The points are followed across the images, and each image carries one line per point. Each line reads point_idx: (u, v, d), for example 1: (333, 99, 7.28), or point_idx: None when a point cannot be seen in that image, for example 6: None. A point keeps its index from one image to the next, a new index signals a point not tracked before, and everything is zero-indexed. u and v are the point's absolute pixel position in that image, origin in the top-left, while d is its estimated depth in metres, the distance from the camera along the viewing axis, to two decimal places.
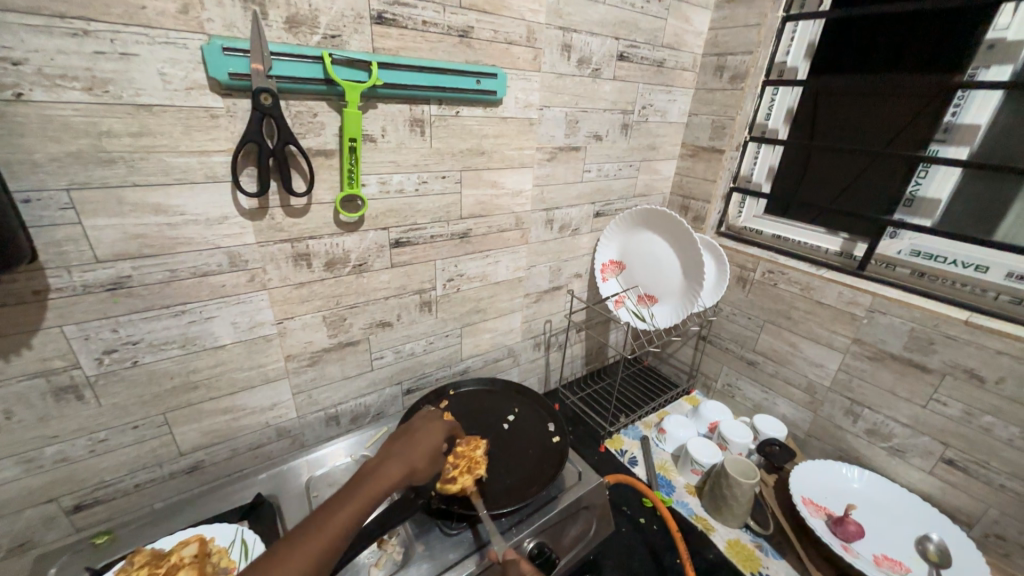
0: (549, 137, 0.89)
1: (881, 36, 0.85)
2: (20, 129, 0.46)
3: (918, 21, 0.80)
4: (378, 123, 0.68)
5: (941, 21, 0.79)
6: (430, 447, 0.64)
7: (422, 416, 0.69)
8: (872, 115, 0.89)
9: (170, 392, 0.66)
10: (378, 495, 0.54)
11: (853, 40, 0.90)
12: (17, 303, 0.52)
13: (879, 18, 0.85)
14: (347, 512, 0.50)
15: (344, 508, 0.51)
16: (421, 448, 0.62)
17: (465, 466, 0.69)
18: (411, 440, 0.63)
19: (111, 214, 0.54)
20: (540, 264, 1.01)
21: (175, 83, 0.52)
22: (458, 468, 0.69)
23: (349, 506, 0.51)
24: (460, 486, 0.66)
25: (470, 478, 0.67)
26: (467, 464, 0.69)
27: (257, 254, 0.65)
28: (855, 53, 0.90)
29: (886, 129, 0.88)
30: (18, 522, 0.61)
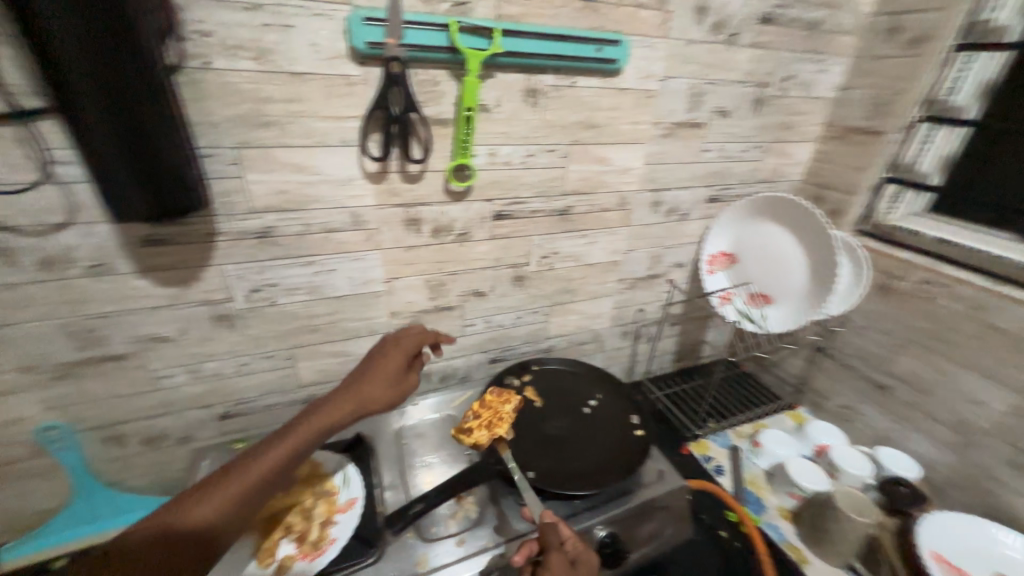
0: (668, 111, 0.81)
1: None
2: (205, 94, 0.54)
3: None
4: (494, 93, 0.68)
5: None
6: (388, 372, 0.65)
7: (388, 338, 0.70)
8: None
9: (297, 331, 0.75)
10: (301, 445, 0.57)
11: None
12: (194, 242, 0.62)
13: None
14: (272, 459, 0.54)
15: (315, 422, 0.58)
16: (380, 386, 0.64)
17: (486, 420, 0.70)
18: (364, 373, 0.65)
19: (265, 170, 0.61)
20: (639, 249, 0.96)
21: (323, 52, 0.57)
22: (478, 421, 0.70)
23: (276, 449, 0.55)
24: (475, 440, 0.68)
25: (486, 434, 0.68)
26: (489, 419, 0.70)
27: (375, 217, 0.70)
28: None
29: None
30: (184, 418, 0.75)
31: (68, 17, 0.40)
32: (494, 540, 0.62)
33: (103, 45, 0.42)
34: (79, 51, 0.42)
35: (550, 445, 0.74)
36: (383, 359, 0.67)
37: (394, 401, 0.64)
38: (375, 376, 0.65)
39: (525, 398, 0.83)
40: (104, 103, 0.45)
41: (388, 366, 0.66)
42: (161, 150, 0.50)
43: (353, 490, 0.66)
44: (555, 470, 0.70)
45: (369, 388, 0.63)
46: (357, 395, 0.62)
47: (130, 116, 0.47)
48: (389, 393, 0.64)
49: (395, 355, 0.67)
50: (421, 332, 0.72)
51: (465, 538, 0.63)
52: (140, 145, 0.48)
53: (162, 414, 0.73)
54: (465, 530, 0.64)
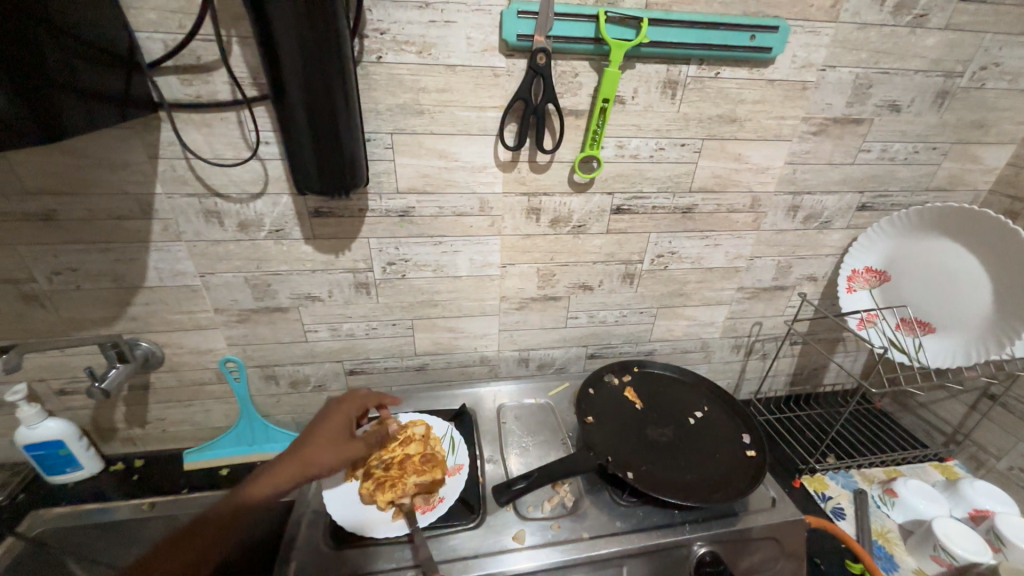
0: (823, 106, 0.73)
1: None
2: (374, 85, 0.62)
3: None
4: (632, 84, 0.66)
5: None
6: (331, 436, 0.62)
7: (336, 402, 0.68)
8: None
9: (419, 304, 0.82)
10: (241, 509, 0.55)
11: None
12: (349, 216, 0.71)
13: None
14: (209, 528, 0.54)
15: (254, 490, 0.56)
16: (320, 449, 0.60)
17: (383, 480, 0.64)
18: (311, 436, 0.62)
19: (413, 155, 0.67)
20: (766, 257, 0.88)
21: (476, 45, 0.61)
22: (383, 470, 0.65)
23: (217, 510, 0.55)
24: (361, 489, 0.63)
25: (368, 490, 0.63)
26: (387, 480, 0.64)
27: (501, 204, 0.74)
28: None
29: None
30: (321, 369, 0.87)
31: (286, 23, 0.48)
32: (588, 533, 0.63)
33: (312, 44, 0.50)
34: (295, 48, 0.50)
35: (650, 449, 0.72)
36: (329, 420, 0.65)
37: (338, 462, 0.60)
38: (318, 437, 0.62)
39: (625, 398, 0.81)
40: (305, 94, 0.54)
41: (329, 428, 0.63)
42: (343, 134, 0.58)
43: (459, 457, 0.71)
44: (655, 476, 0.67)
45: (310, 451, 0.60)
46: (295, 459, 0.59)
47: (318, 104, 0.54)
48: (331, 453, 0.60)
49: (337, 417, 0.65)
50: (368, 395, 0.70)
51: (559, 524, 0.64)
52: (329, 126, 0.56)
53: (305, 362, 0.85)
54: (559, 516, 0.65)
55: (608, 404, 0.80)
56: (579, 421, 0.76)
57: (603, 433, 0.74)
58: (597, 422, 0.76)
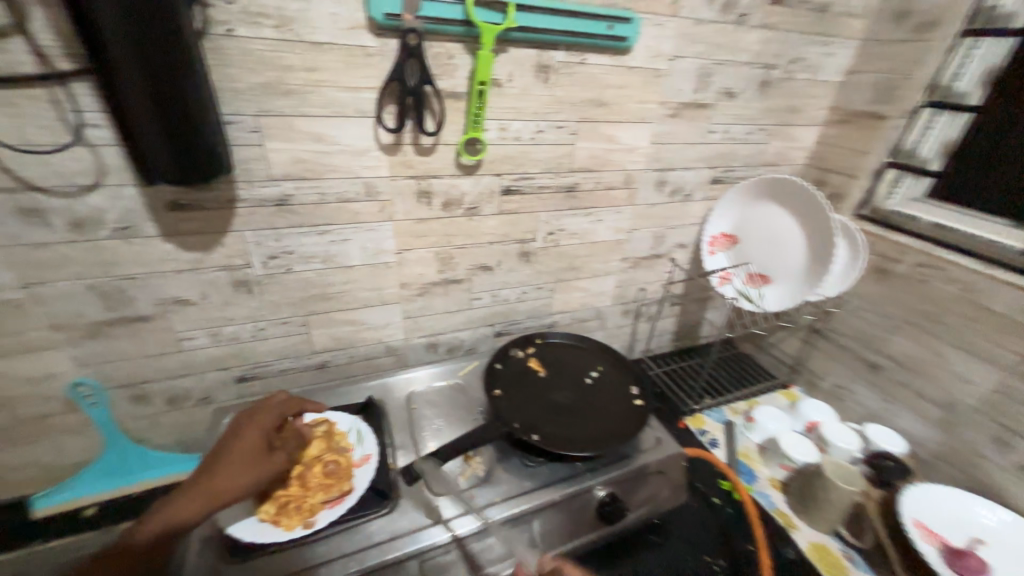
0: (675, 91, 0.83)
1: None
2: (227, 61, 0.56)
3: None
4: (507, 67, 0.69)
5: None
6: (246, 452, 0.60)
7: (252, 412, 0.65)
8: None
9: (311, 299, 0.78)
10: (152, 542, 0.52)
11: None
12: (216, 208, 0.65)
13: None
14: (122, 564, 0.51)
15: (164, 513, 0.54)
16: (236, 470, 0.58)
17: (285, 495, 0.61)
18: (225, 454, 0.59)
19: (285, 139, 0.63)
20: (643, 229, 0.98)
21: (342, 22, 0.58)
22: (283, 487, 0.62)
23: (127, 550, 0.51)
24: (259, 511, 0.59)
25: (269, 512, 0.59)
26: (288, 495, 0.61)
27: (389, 188, 0.72)
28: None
29: None
30: (204, 380, 0.79)
31: None
32: (500, 497, 0.66)
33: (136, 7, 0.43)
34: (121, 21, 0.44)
35: (553, 410, 0.77)
36: (245, 435, 0.62)
37: (258, 482, 0.58)
38: (231, 459, 0.59)
39: (530, 368, 0.86)
40: (140, 69, 0.47)
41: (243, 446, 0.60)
42: (200, 122, 0.53)
43: (366, 448, 0.70)
44: (558, 433, 0.73)
45: (225, 475, 0.57)
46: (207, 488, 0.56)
47: (156, 80, 0.48)
48: (246, 474, 0.57)
49: (251, 431, 0.62)
50: (285, 402, 0.68)
51: (472, 494, 0.66)
52: (178, 110, 0.50)
53: (182, 375, 0.77)
54: (473, 486, 0.67)
55: (514, 375, 0.84)
56: (487, 395, 0.79)
57: (510, 402, 0.78)
58: (504, 393, 0.79)
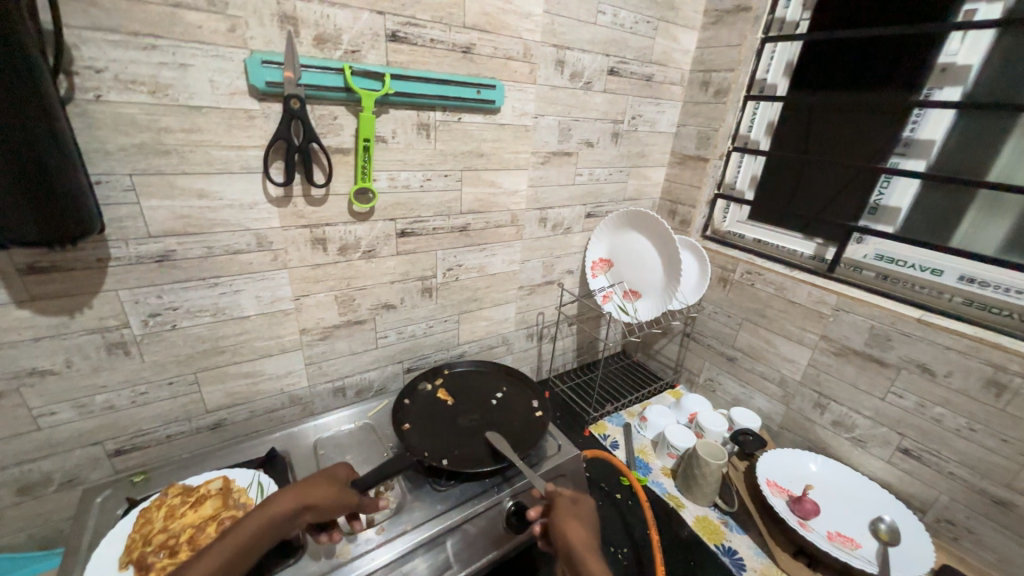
0: (543, 143, 0.98)
1: (877, 53, 0.91)
2: (96, 124, 0.57)
3: (913, 39, 0.86)
4: (390, 126, 0.77)
5: (876, 52, 0.91)
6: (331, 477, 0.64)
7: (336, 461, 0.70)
8: (867, 127, 0.95)
9: (201, 354, 0.75)
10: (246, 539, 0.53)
11: (845, 59, 0.96)
12: (83, 269, 0.62)
13: (867, 38, 0.91)
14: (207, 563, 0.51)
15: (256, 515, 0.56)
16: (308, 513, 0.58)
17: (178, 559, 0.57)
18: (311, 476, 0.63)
19: (165, 196, 0.64)
20: (533, 259, 1.10)
21: (222, 89, 0.62)
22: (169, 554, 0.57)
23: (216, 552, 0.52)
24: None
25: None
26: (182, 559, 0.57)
27: (281, 238, 0.75)
28: (839, 74, 0.97)
29: (839, 143, 0.99)
30: (68, 459, 0.70)
31: None
32: (412, 524, 0.68)
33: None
34: None
35: (463, 434, 0.82)
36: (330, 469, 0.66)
37: (340, 498, 0.61)
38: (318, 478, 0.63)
39: (438, 398, 0.90)
40: None
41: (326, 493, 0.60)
42: (60, 178, 0.52)
43: None
44: (468, 453, 0.78)
45: (315, 488, 0.60)
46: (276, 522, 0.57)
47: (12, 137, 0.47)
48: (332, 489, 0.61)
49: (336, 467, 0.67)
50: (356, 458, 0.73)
51: (384, 527, 0.68)
52: (31, 168, 0.49)
53: (41, 457, 0.68)
54: (383, 518, 0.69)
55: (423, 408, 0.88)
56: (396, 430, 0.81)
57: (421, 433, 0.81)
58: (414, 424, 0.83)
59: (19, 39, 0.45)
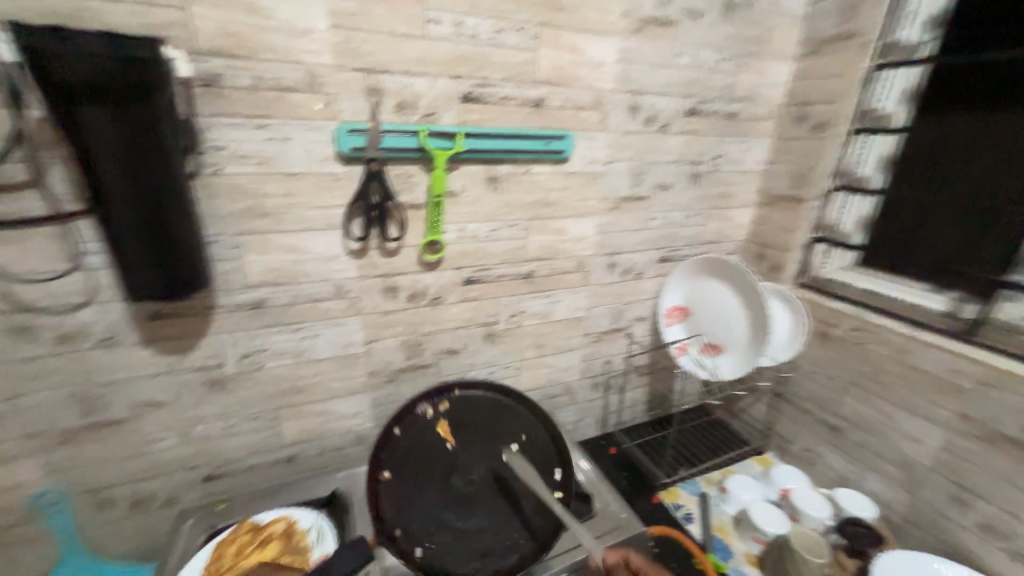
0: (614, 188, 0.95)
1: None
2: (213, 192, 0.65)
3: None
4: (460, 180, 0.80)
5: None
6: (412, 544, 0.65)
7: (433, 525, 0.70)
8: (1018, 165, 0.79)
9: (282, 392, 0.81)
10: None
11: (985, 91, 0.84)
12: (194, 315, 0.71)
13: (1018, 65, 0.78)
14: None
15: None
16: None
17: None
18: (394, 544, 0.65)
19: (261, 252, 0.71)
20: (601, 306, 1.05)
21: (314, 156, 0.69)
22: None
23: None
24: None
25: None
26: None
27: (356, 286, 0.80)
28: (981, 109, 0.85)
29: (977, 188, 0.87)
30: (171, 481, 0.79)
31: (105, 134, 0.51)
32: None
33: (123, 149, 0.52)
34: (114, 154, 0.52)
35: (466, 501, 0.75)
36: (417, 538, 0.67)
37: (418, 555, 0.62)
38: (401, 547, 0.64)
39: (439, 434, 0.78)
40: (126, 191, 0.54)
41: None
42: (180, 234, 0.59)
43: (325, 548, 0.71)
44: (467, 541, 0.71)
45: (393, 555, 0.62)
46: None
47: (143, 199, 0.55)
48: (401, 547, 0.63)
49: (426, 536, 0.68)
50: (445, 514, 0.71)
51: None
52: (158, 225, 0.57)
53: (150, 477, 0.77)
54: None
55: (416, 443, 0.77)
56: (377, 480, 0.73)
57: (406, 493, 0.73)
58: (417, 478, 0.75)
59: (157, 122, 0.53)
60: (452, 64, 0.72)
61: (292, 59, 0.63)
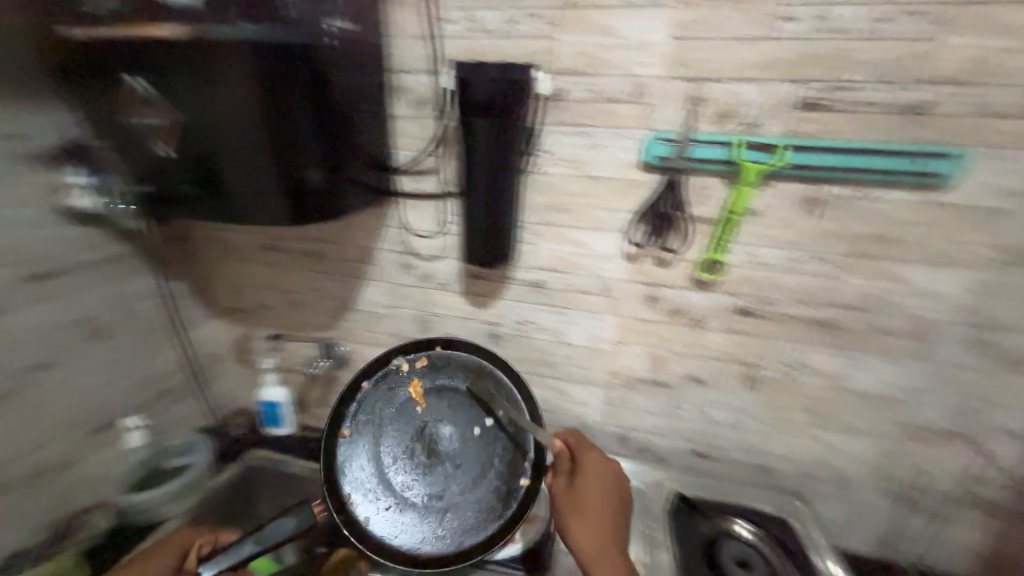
0: (1021, 235, 0.64)
1: None
2: (534, 186, 0.79)
3: None
4: (768, 199, 0.70)
5: None
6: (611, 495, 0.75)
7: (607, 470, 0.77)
8: None
9: (536, 363, 0.93)
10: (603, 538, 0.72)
11: None
12: (495, 281, 0.88)
13: None
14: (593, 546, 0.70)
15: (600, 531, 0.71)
16: (605, 471, 0.76)
17: None
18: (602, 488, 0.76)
19: (554, 241, 0.81)
20: (935, 393, 0.75)
21: (621, 162, 0.73)
22: None
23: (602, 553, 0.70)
24: None
25: None
26: None
27: (622, 289, 0.82)
28: None
29: None
30: None
31: (482, 140, 0.68)
32: None
33: (490, 146, 0.69)
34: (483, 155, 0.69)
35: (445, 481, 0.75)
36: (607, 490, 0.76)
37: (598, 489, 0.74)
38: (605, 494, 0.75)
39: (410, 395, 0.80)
40: (482, 182, 0.72)
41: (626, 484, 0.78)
42: (505, 218, 0.75)
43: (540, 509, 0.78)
44: (397, 492, 0.74)
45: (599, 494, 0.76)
46: (575, 493, 0.73)
47: (492, 190, 0.72)
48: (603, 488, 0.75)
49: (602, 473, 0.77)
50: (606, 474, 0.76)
51: None
52: (494, 210, 0.74)
53: None
54: (387, 540, 0.72)
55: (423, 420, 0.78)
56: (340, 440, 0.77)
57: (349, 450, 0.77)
58: (393, 450, 0.77)
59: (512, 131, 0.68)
60: (796, 66, 0.63)
61: (625, 72, 0.68)
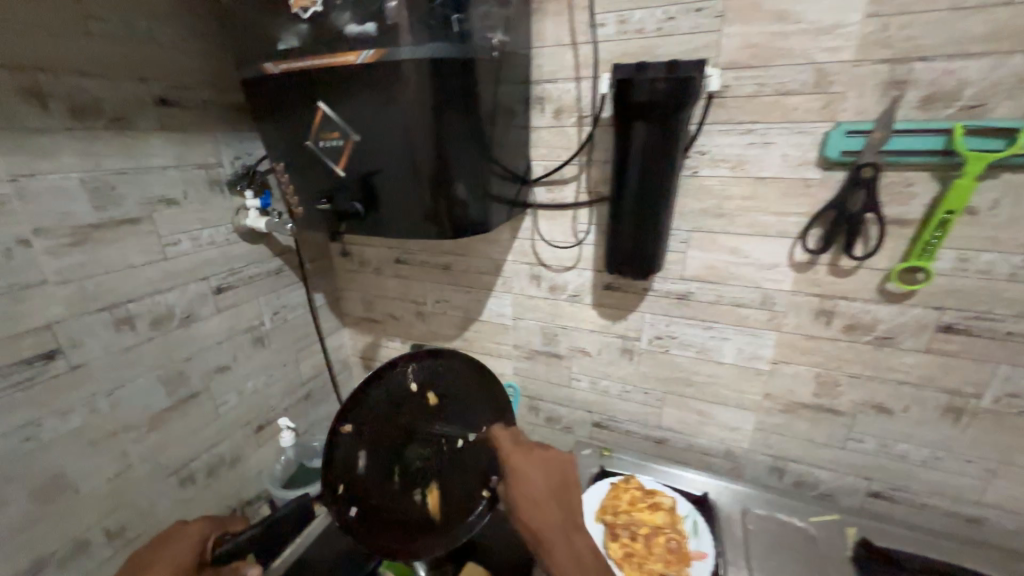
0: None
1: None
2: (684, 191, 0.74)
3: None
4: (992, 194, 0.59)
5: None
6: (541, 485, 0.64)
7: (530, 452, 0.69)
8: None
9: (674, 380, 0.87)
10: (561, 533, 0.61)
11: None
12: (632, 292, 0.84)
13: None
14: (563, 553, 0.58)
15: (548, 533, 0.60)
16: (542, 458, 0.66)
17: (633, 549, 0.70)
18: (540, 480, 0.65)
19: (705, 249, 0.76)
20: None
21: (792, 161, 0.66)
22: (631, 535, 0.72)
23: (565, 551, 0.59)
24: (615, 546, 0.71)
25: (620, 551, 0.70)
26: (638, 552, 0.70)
27: (786, 301, 0.73)
28: None
29: None
30: (573, 414, 1.01)
31: (641, 143, 0.65)
32: None
33: (649, 150, 0.65)
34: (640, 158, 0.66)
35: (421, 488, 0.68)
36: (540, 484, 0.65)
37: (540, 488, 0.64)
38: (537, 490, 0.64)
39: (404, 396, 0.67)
40: (636, 187, 0.68)
41: (572, 472, 0.65)
42: (658, 227, 0.71)
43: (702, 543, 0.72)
44: (371, 493, 0.63)
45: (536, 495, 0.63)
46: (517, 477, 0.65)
47: (645, 196, 0.68)
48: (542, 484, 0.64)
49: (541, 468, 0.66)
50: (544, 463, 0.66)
51: None
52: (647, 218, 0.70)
53: (563, 404, 1.01)
54: (360, 540, 0.62)
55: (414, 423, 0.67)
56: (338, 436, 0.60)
57: (353, 451, 0.62)
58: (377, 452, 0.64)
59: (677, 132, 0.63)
60: None
61: (806, 61, 0.61)
